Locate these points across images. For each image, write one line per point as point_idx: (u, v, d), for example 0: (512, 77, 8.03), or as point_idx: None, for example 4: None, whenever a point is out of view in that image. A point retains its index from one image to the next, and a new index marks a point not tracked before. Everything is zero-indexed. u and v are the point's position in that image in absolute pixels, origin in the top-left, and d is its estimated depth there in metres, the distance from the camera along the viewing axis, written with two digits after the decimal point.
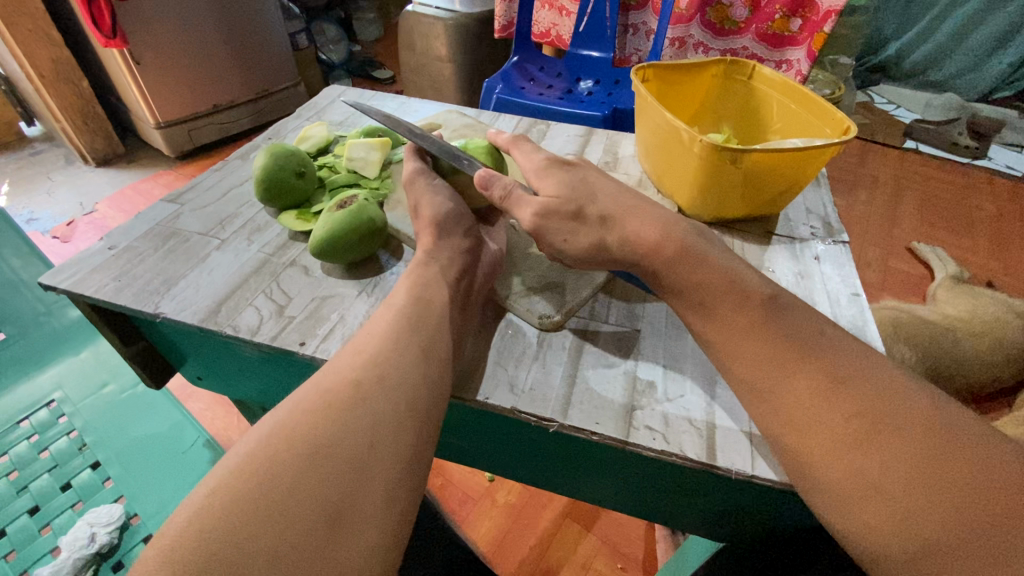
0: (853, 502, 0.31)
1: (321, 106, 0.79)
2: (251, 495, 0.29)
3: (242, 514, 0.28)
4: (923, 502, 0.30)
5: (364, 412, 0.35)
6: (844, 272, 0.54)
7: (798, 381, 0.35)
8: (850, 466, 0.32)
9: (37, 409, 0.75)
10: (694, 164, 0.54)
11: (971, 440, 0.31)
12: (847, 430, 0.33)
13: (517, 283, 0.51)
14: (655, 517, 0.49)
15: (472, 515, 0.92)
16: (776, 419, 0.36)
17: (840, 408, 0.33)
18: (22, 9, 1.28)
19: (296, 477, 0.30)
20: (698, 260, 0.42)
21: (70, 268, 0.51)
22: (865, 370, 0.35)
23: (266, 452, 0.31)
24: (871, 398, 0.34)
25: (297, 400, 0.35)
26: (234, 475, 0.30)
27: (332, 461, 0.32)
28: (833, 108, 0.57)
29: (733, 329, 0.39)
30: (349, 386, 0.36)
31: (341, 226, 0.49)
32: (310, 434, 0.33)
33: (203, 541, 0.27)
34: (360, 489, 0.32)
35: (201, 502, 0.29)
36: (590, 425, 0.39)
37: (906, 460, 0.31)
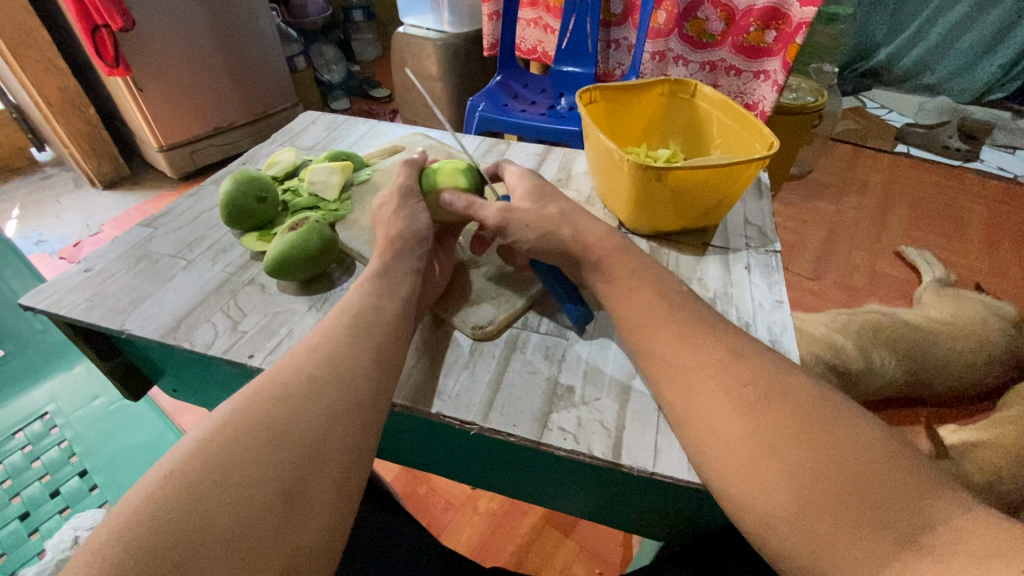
0: (745, 471, 0.34)
1: (296, 132, 0.84)
2: (214, 477, 0.33)
3: (203, 496, 0.32)
4: (804, 461, 0.33)
5: (320, 405, 0.38)
6: (771, 280, 0.57)
7: (696, 362, 0.40)
8: (744, 436, 0.35)
9: (31, 421, 0.80)
10: (627, 182, 0.58)
11: (852, 421, 0.35)
12: (746, 395, 0.37)
13: (458, 297, 0.54)
14: (591, 516, 0.52)
15: (454, 523, 0.95)
16: (689, 403, 0.39)
17: (738, 379, 0.38)
18: (29, 42, 1.35)
19: (254, 463, 0.34)
20: (628, 253, 0.47)
21: (49, 288, 0.55)
22: (765, 360, 0.39)
23: (227, 438, 0.35)
24: (764, 379, 0.38)
25: (254, 389, 0.38)
26: (197, 457, 0.34)
27: (286, 448, 0.36)
28: (763, 125, 0.61)
29: (643, 320, 0.43)
30: (305, 381, 0.39)
31: (291, 247, 0.53)
32: (270, 422, 0.36)
33: (164, 519, 0.31)
34: (311, 473, 0.35)
35: (169, 476, 0.33)
36: (507, 427, 0.42)
37: (790, 427, 0.35)
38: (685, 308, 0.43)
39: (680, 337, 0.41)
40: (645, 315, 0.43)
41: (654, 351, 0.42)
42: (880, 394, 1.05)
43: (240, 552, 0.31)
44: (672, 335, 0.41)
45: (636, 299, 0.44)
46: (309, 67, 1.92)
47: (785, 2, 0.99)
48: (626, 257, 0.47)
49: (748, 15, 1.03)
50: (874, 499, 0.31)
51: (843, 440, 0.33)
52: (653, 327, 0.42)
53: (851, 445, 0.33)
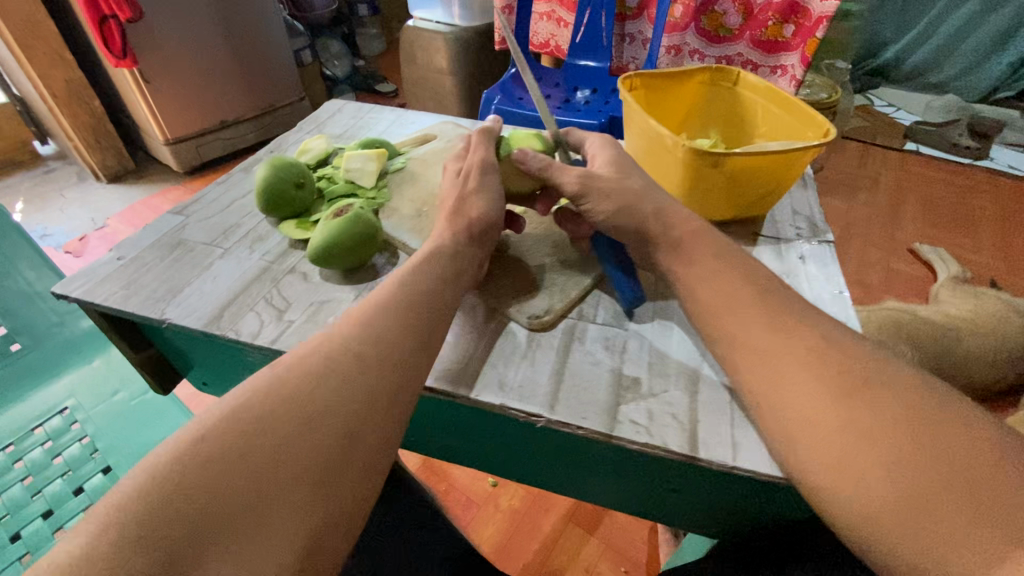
0: (841, 463, 0.33)
1: (322, 120, 0.82)
2: (245, 447, 0.31)
3: (233, 466, 0.31)
4: (905, 456, 0.31)
5: (361, 385, 0.36)
6: (828, 271, 0.55)
7: (778, 357, 0.38)
8: (840, 434, 0.34)
9: (51, 416, 0.78)
10: (679, 169, 0.56)
11: (950, 414, 0.33)
12: (835, 388, 0.35)
13: (508, 286, 0.52)
14: (644, 513, 0.50)
15: (475, 521, 0.93)
16: (776, 394, 0.37)
17: (827, 374, 0.36)
18: (35, 32, 1.33)
19: (287, 437, 0.33)
20: (703, 242, 0.46)
21: (81, 277, 0.53)
22: (851, 347, 0.37)
23: (264, 409, 0.33)
24: (854, 371, 0.36)
25: (298, 360, 0.37)
26: (230, 422, 0.32)
27: (321, 427, 0.34)
28: (815, 111, 0.59)
29: (728, 309, 0.42)
30: (350, 358, 0.37)
31: (338, 233, 0.51)
32: (304, 399, 0.35)
33: (188, 482, 0.29)
34: (344, 455, 0.34)
35: (198, 445, 0.31)
36: (577, 419, 0.41)
37: (889, 420, 0.33)
38: (751, 300, 0.41)
39: (762, 330, 0.39)
40: (726, 303, 0.42)
41: (727, 348, 0.40)
42: None
43: (263, 532, 0.30)
44: (751, 323, 0.40)
45: (718, 288, 0.43)
46: (315, 61, 1.89)
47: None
48: (689, 252, 0.45)
49: (767, 8, 1.02)
50: (981, 492, 0.29)
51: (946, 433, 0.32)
52: (733, 318, 0.41)
53: (954, 439, 0.31)
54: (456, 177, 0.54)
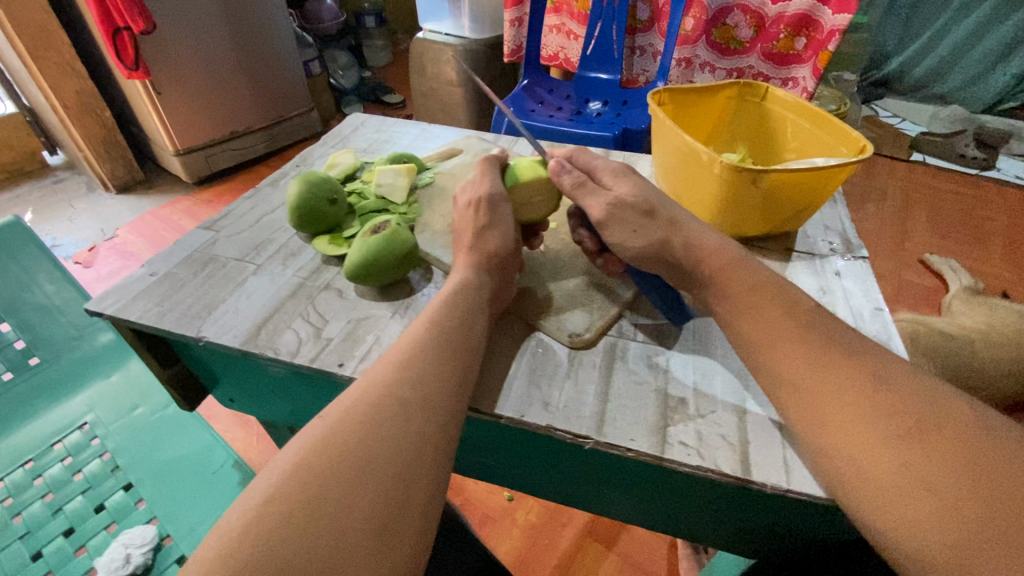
0: (896, 497, 0.31)
1: (346, 133, 0.82)
2: (308, 505, 0.30)
3: (297, 525, 0.30)
4: (964, 496, 0.30)
5: (410, 428, 0.36)
6: (865, 287, 0.55)
7: (829, 381, 0.37)
8: (891, 462, 0.32)
9: (70, 431, 0.77)
10: (714, 185, 0.56)
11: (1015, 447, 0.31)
12: (894, 426, 0.33)
13: (545, 303, 0.52)
14: (683, 532, 0.50)
15: (492, 536, 0.92)
16: (826, 426, 0.36)
17: (882, 407, 0.34)
18: (49, 44, 1.33)
19: (348, 489, 0.32)
20: (752, 267, 0.44)
21: (114, 294, 0.53)
22: (898, 368, 0.37)
23: (320, 463, 0.33)
24: (907, 401, 0.34)
25: (343, 409, 0.36)
26: (289, 483, 0.31)
27: (378, 473, 0.33)
28: (848, 127, 0.59)
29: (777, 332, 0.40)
30: (396, 404, 0.37)
31: (375, 250, 0.51)
32: (356, 446, 0.34)
33: (257, 548, 0.28)
34: (403, 499, 0.33)
35: (260, 507, 0.30)
36: (625, 441, 0.40)
37: (947, 457, 0.31)
38: (793, 318, 0.41)
39: (811, 351, 0.38)
40: (771, 327, 0.40)
41: (766, 366, 0.40)
42: None
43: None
44: (794, 343, 0.39)
45: (766, 312, 0.41)
46: (324, 72, 1.90)
47: (816, 9, 0.97)
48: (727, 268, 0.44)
49: (778, 21, 1.02)
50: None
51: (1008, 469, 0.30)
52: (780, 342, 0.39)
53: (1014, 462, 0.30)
54: (461, 202, 0.54)
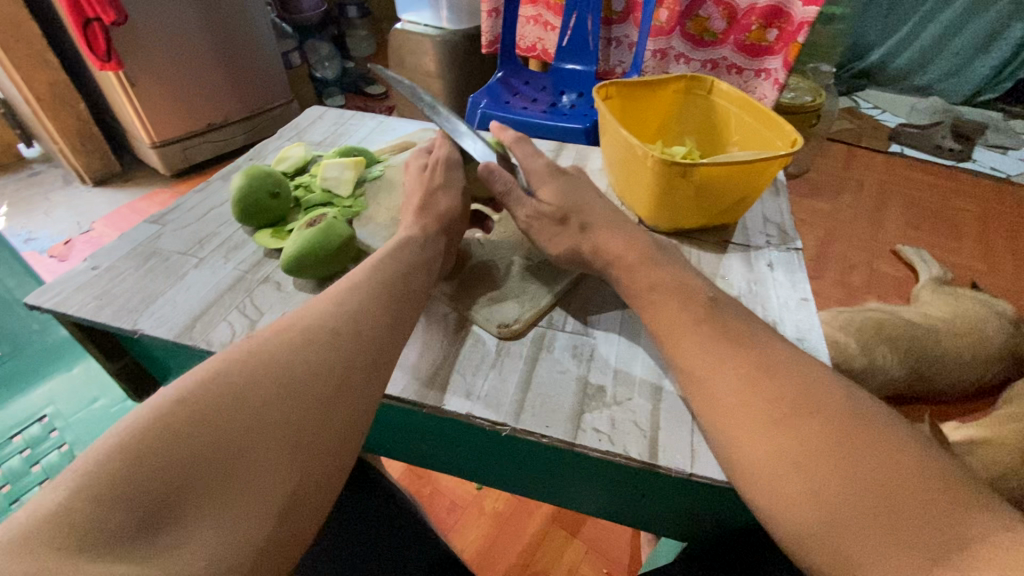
0: (775, 482, 0.33)
1: (302, 127, 0.82)
2: (227, 406, 0.32)
3: (212, 419, 0.31)
4: (832, 478, 0.32)
5: (338, 356, 0.38)
6: (795, 277, 0.56)
7: (724, 368, 0.39)
8: (771, 449, 0.34)
9: (30, 424, 0.78)
10: (649, 180, 0.57)
11: (879, 430, 0.34)
12: (771, 411, 0.36)
13: (480, 294, 0.53)
14: (613, 516, 0.51)
15: (460, 524, 0.94)
16: (720, 414, 0.38)
17: (765, 395, 0.37)
18: (19, 34, 1.32)
19: (269, 399, 0.34)
20: (656, 266, 0.47)
21: (56, 287, 0.54)
22: (800, 359, 0.39)
23: (246, 373, 0.34)
24: (792, 389, 0.36)
25: (275, 335, 0.38)
26: (211, 386, 0.33)
27: (296, 394, 0.35)
28: (784, 122, 0.60)
29: (676, 324, 0.43)
30: (328, 333, 0.39)
31: (310, 243, 0.52)
32: (282, 367, 0.36)
33: (167, 428, 0.30)
34: (319, 422, 0.35)
35: (176, 403, 0.31)
36: (540, 428, 0.41)
37: (819, 443, 0.33)
38: (708, 313, 0.43)
39: (712, 339, 0.41)
40: (677, 320, 0.43)
41: (680, 354, 0.42)
42: (885, 391, 1.05)
43: (239, 487, 0.30)
44: (708, 335, 0.41)
45: (666, 306, 0.44)
46: (304, 63, 1.89)
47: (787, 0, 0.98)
48: (648, 268, 0.47)
49: (750, 13, 1.03)
50: (900, 510, 0.30)
51: (872, 449, 0.33)
52: (684, 334, 0.42)
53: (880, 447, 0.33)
54: (420, 170, 0.59)
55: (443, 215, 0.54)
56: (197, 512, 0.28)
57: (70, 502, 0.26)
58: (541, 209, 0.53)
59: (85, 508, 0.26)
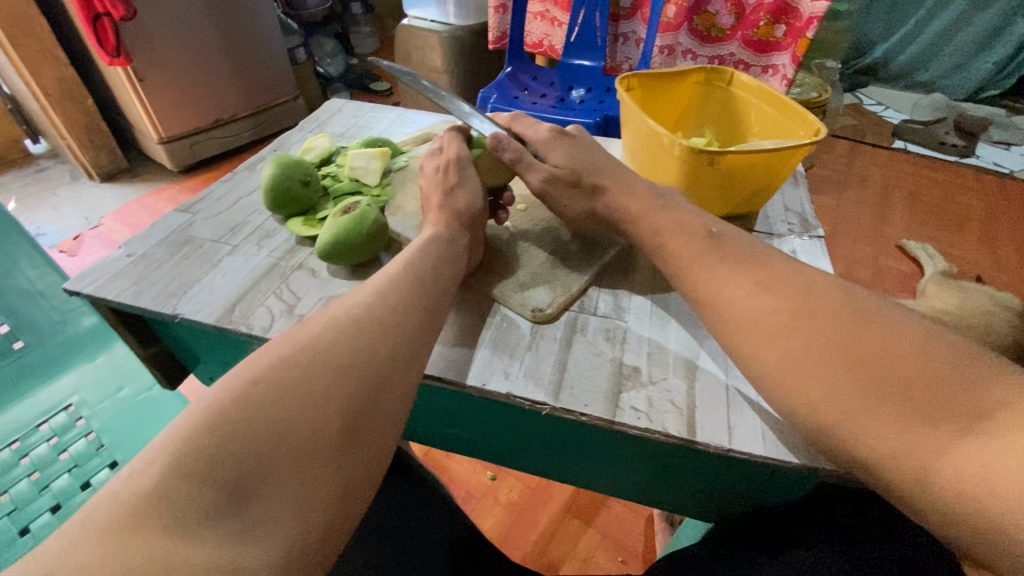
0: (793, 384, 0.36)
1: (323, 119, 0.83)
2: (291, 391, 0.33)
3: (278, 403, 0.32)
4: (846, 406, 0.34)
5: (386, 343, 0.39)
6: (819, 264, 0.57)
7: (731, 285, 0.41)
8: (786, 382, 0.36)
9: (56, 413, 0.79)
10: (675, 167, 0.58)
11: (882, 319, 0.36)
12: (779, 321, 0.38)
13: (511, 279, 0.54)
14: (643, 498, 0.52)
15: (475, 515, 0.95)
16: (736, 331, 0.40)
17: (771, 305, 0.39)
18: (28, 30, 1.32)
19: (328, 383, 0.35)
20: (673, 226, 0.49)
21: (93, 274, 0.55)
22: None
23: (305, 358, 0.35)
24: (797, 296, 0.39)
25: (326, 320, 0.39)
26: (274, 372, 0.34)
27: (352, 378, 0.36)
28: (805, 111, 0.61)
29: (683, 256, 0.45)
30: (373, 321, 0.40)
31: (346, 230, 0.52)
32: (337, 353, 0.37)
33: (239, 414, 0.31)
34: (374, 406, 0.36)
35: (245, 389, 0.33)
36: (580, 406, 0.42)
37: (828, 340, 0.36)
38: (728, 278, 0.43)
39: (721, 265, 0.43)
40: (686, 252, 0.45)
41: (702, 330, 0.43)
42: None
43: (307, 470, 0.31)
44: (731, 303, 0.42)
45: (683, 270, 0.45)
46: (309, 60, 1.89)
47: None
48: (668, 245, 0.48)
49: (758, 9, 1.03)
50: (910, 385, 0.32)
51: (878, 334, 0.35)
52: (695, 264, 0.44)
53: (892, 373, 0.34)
54: (435, 170, 0.58)
55: (467, 201, 0.55)
56: (271, 490, 0.30)
57: (165, 481, 0.28)
58: (555, 174, 0.56)
59: (179, 486, 0.28)
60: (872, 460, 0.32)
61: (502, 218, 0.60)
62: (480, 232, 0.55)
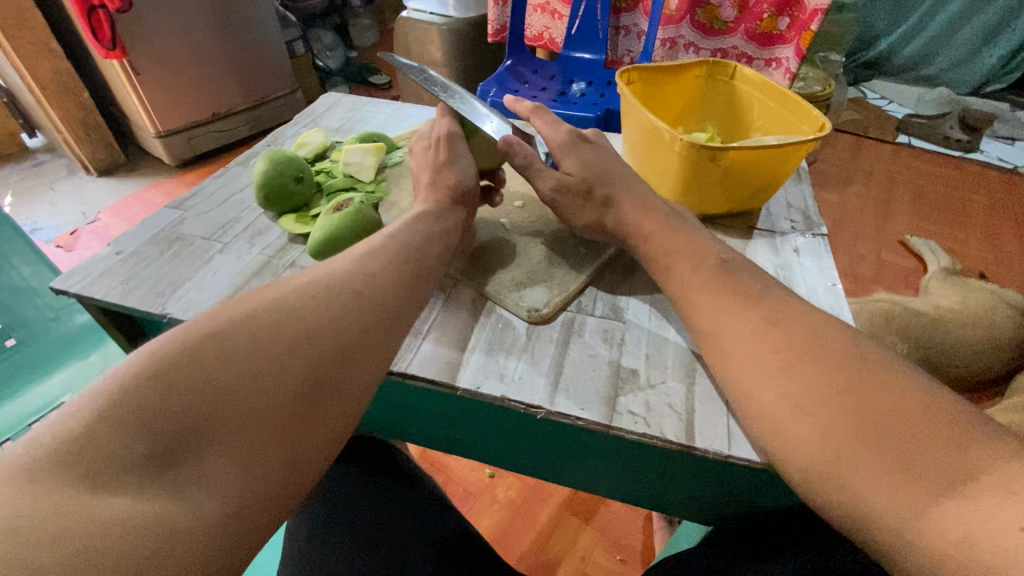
0: (787, 394, 0.34)
1: (318, 113, 0.81)
2: (248, 351, 0.32)
3: (233, 362, 0.31)
4: (837, 415, 0.32)
5: (356, 314, 0.38)
6: (822, 263, 0.56)
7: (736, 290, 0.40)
8: (781, 395, 0.35)
9: (49, 412, 0.79)
10: (676, 162, 0.56)
11: (884, 371, 0.34)
12: (777, 360, 0.36)
13: (506, 278, 0.53)
14: (642, 502, 0.51)
15: (474, 512, 0.94)
16: (732, 370, 0.38)
17: (770, 343, 0.37)
18: (22, 22, 1.30)
19: (289, 347, 0.33)
20: (677, 233, 0.47)
21: (80, 272, 0.53)
22: (833, 325, 0.38)
23: (268, 318, 0.34)
24: (800, 339, 0.37)
25: (297, 286, 0.38)
26: (234, 329, 0.33)
27: (313, 346, 0.34)
28: (809, 106, 0.60)
29: (688, 284, 0.43)
30: (347, 293, 0.38)
31: (339, 227, 0.51)
32: (303, 318, 0.35)
33: (188, 366, 0.30)
34: (332, 376, 0.34)
35: (199, 341, 0.31)
36: (576, 410, 0.42)
37: (821, 382, 0.34)
38: (732, 280, 0.42)
39: (724, 297, 0.41)
40: (693, 281, 0.43)
41: (701, 329, 0.41)
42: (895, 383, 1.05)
43: (250, 433, 0.30)
44: (732, 308, 0.40)
45: (681, 273, 0.44)
46: (308, 52, 1.87)
47: None
48: (668, 241, 0.47)
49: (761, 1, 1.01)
50: (898, 440, 0.30)
51: (874, 386, 0.33)
52: (700, 293, 0.42)
53: (892, 384, 0.33)
54: (428, 146, 0.57)
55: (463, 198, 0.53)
56: (210, 448, 0.29)
57: (97, 425, 0.27)
58: (565, 181, 0.53)
59: (115, 433, 0.27)
60: (856, 462, 0.31)
61: (496, 201, 0.60)
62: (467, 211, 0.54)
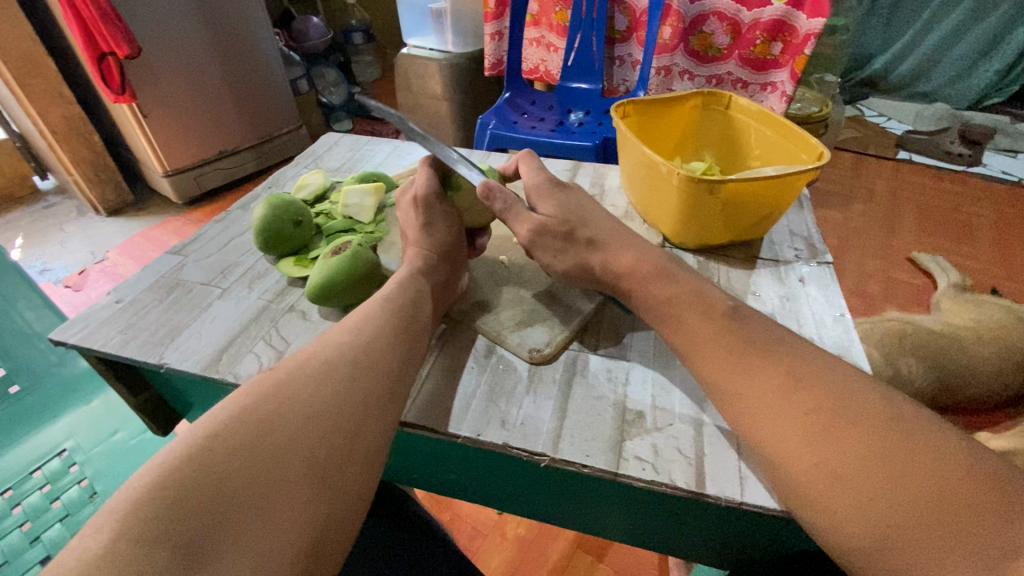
0: (813, 454, 0.34)
1: (319, 153, 0.82)
2: (251, 443, 0.31)
3: (240, 458, 0.30)
4: (875, 483, 0.31)
5: (360, 388, 0.37)
6: (829, 293, 0.55)
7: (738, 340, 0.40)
8: (816, 463, 0.33)
9: (49, 459, 0.77)
10: (675, 196, 0.56)
11: (924, 433, 0.33)
12: (808, 423, 0.35)
13: (505, 318, 0.52)
14: (652, 545, 0.49)
15: (482, 550, 0.91)
16: (754, 426, 0.37)
17: (798, 403, 0.36)
18: (36, 71, 1.34)
19: (293, 432, 0.33)
20: (674, 278, 0.46)
21: (79, 323, 0.53)
22: (842, 376, 0.37)
23: (269, 408, 0.34)
24: (826, 395, 0.36)
25: (294, 366, 0.37)
26: (235, 422, 0.32)
27: (320, 427, 0.34)
28: (807, 134, 0.59)
29: (696, 338, 0.42)
30: (345, 365, 0.38)
31: (336, 271, 0.51)
32: (303, 399, 0.35)
33: (193, 471, 0.29)
34: (343, 457, 0.34)
35: (199, 444, 0.31)
36: (581, 457, 0.40)
37: (861, 449, 0.33)
38: (737, 328, 0.41)
39: (735, 347, 0.40)
40: (701, 332, 0.42)
41: (710, 381, 0.41)
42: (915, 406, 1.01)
43: (265, 528, 0.29)
44: (738, 363, 0.39)
45: (687, 320, 0.43)
46: (311, 89, 1.90)
47: (792, 14, 0.97)
48: (665, 281, 0.46)
49: (754, 28, 1.02)
50: (947, 515, 0.29)
51: (915, 450, 0.32)
52: (709, 344, 0.41)
53: (921, 448, 0.32)
54: (403, 200, 0.57)
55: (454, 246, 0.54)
56: (231, 554, 0.28)
57: (115, 542, 0.26)
58: (546, 224, 0.51)
59: (132, 550, 0.26)
60: (898, 536, 0.30)
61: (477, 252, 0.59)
62: (455, 261, 0.53)
